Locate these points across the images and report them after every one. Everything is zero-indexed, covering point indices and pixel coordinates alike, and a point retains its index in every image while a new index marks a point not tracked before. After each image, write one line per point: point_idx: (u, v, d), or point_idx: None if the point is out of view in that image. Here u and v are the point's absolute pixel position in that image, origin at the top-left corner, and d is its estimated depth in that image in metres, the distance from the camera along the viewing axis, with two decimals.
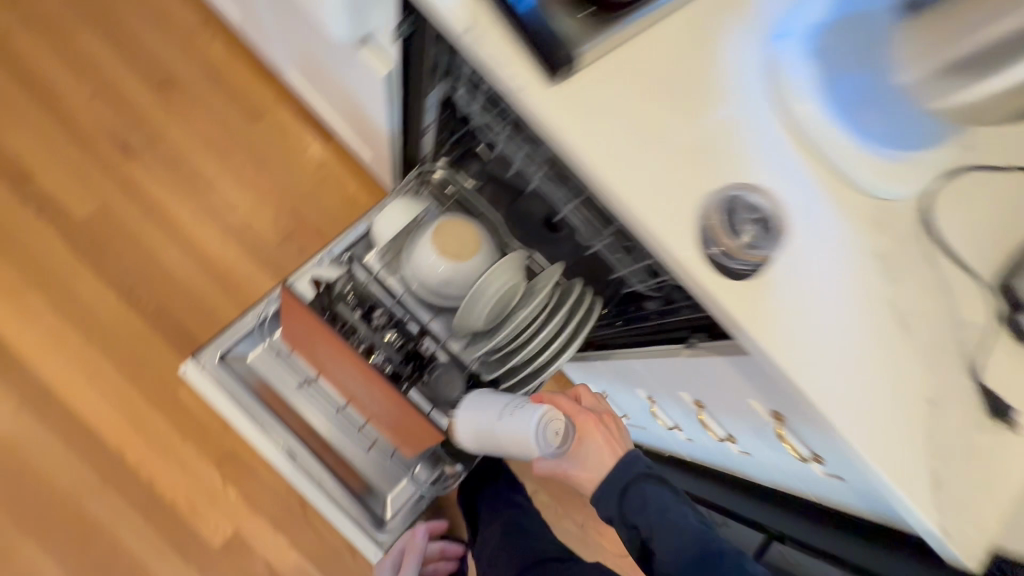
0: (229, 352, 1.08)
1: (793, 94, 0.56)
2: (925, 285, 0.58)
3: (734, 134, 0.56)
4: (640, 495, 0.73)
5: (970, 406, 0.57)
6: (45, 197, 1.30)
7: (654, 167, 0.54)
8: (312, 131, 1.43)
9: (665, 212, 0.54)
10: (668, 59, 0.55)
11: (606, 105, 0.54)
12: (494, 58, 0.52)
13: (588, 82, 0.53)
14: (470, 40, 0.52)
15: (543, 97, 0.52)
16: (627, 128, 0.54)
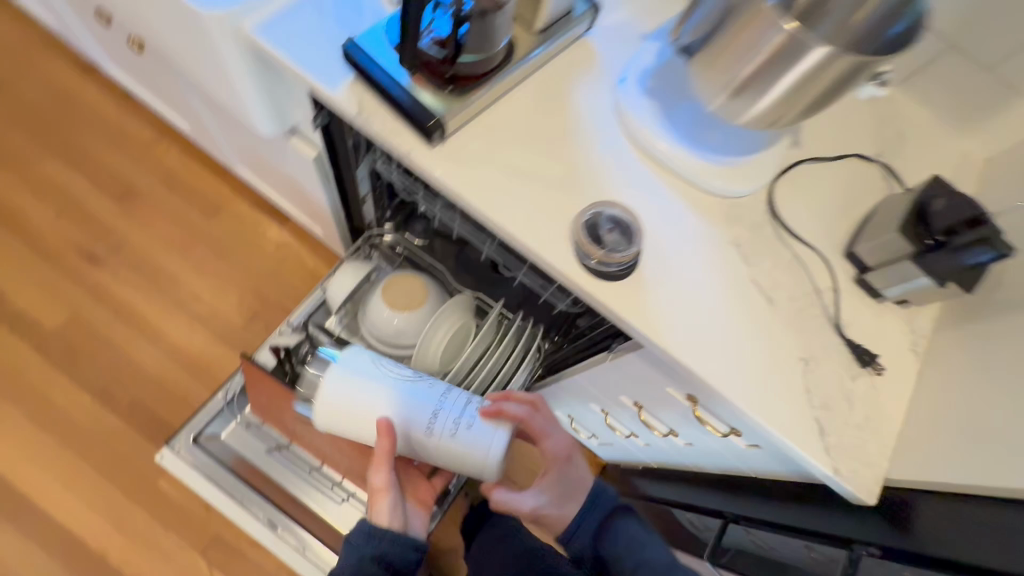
0: (202, 434, 1.12)
1: (638, 126, 0.69)
2: (781, 262, 0.68)
3: (594, 165, 0.67)
4: (621, 536, 0.76)
5: (841, 357, 0.65)
6: (17, 314, 1.37)
7: (532, 199, 0.64)
8: (268, 216, 1.54)
9: (546, 235, 0.63)
10: (533, 113, 0.68)
11: (482, 156, 0.65)
12: (383, 132, 0.63)
13: (465, 140, 0.65)
14: (361, 120, 0.63)
15: (428, 157, 0.63)
16: (503, 172, 0.65)
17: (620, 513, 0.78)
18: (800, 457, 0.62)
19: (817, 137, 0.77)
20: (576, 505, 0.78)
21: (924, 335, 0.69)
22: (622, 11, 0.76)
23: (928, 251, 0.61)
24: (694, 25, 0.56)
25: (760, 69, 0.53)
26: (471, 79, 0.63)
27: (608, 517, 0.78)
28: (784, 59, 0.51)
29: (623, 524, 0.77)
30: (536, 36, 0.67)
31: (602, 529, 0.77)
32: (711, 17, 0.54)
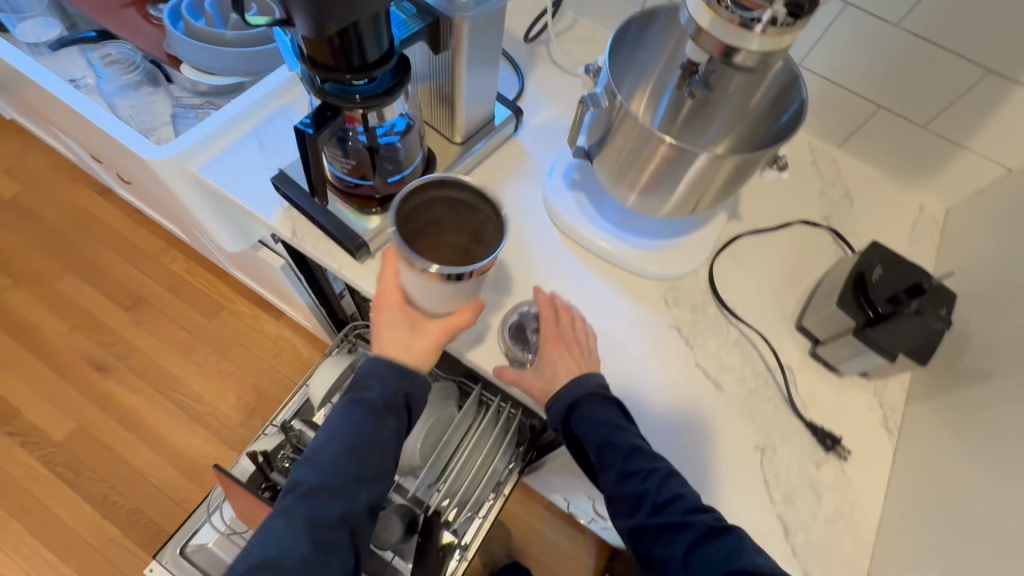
0: (189, 544, 1.09)
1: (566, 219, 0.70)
2: (727, 345, 0.66)
3: (524, 264, 0.69)
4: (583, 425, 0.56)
5: (803, 442, 0.61)
6: (26, 428, 1.42)
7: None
8: (266, 311, 1.60)
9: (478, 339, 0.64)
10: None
11: None
12: (317, 250, 0.66)
13: None
14: (297, 241, 0.67)
15: (358, 271, 0.65)
16: None
17: (584, 394, 0.57)
18: None
19: (756, 207, 0.76)
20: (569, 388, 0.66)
21: (896, 409, 0.64)
22: (548, 109, 0.81)
23: (871, 324, 0.58)
24: (588, 133, 0.58)
25: (655, 171, 0.54)
26: None
27: (574, 388, 0.57)
28: (674, 164, 0.51)
29: (589, 407, 0.56)
30: (458, 147, 0.71)
31: (567, 413, 0.57)
32: (600, 126, 0.55)
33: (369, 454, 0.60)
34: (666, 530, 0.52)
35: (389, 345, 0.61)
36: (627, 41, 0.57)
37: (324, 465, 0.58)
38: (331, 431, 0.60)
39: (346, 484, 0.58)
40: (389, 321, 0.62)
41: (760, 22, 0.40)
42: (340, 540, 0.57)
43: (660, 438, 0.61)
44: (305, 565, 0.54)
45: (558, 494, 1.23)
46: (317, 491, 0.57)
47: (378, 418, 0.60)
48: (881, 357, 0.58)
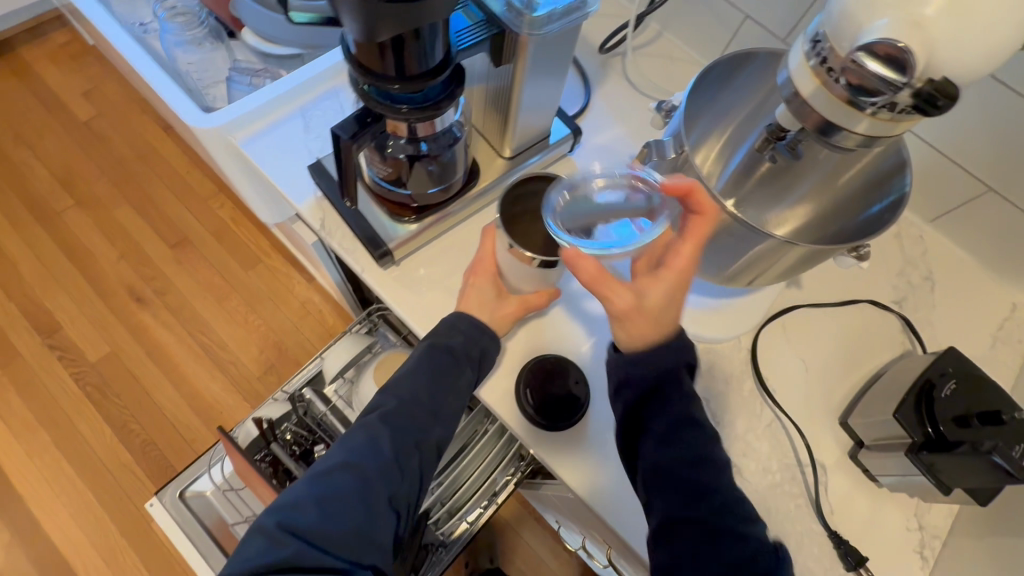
0: (188, 489, 1.14)
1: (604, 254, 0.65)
2: (757, 429, 0.60)
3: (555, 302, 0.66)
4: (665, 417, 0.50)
5: (823, 552, 0.55)
6: (66, 345, 1.50)
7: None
8: (299, 272, 1.62)
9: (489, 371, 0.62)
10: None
11: (435, 282, 0.64)
12: (342, 249, 0.64)
13: (422, 262, 0.65)
14: (324, 235, 0.64)
15: (380, 280, 0.63)
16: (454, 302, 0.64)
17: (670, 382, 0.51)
18: None
19: (820, 277, 0.69)
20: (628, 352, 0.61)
21: (936, 535, 0.57)
22: (611, 131, 0.74)
23: (929, 449, 0.51)
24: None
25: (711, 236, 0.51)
26: (438, 203, 0.62)
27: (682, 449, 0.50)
28: (731, 235, 0.48)
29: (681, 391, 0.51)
30: (506, 162, 0.66)
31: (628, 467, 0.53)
32: (661, 175, 0.52)
33: (447, 392, 0.58)
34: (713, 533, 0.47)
35: (473, 304, 0.60)
36: (709, 84, 0.52)
37: (408, 392, 0.57)
38: (414, 364, 0.58)
39: (424, 417, 0.57)
40: (477, 285, 0.61)
41: (875, 106, 0.35)
42: (413, 465, 0.56)
43: None
44: (384, 474, 0.53)
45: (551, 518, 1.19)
46: (398, 412, 0.56)
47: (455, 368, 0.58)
48: (933, 485, 0.52)
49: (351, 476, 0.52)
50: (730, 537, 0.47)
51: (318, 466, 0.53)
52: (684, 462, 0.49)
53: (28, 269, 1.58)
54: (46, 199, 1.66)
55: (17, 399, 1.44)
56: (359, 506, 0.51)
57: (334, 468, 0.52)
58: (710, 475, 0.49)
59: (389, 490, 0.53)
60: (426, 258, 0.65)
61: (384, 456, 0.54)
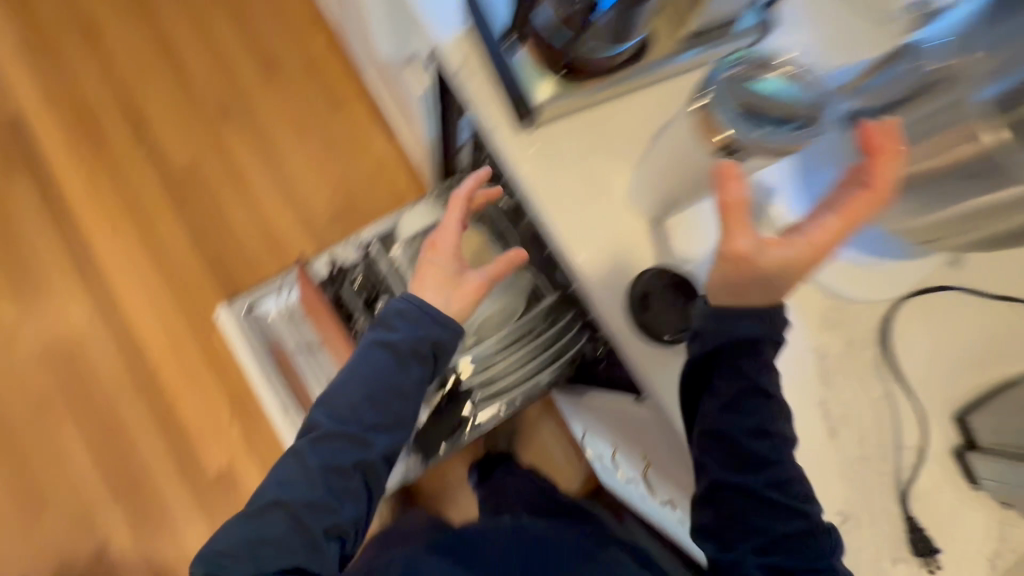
0: (255, 307, 1.22)
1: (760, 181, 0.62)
2: (868, 399, 0.56)
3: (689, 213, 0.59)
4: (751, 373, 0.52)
5: (891, 532, 0.54)
6: (153, 143, 1.52)
7: (586, 215, 0.58)
8: (381, 127, 1.57)
9: (603, 270, 0.57)
10: (643, 126, 0.59)
11: (569, 158, 0.58)
12: (476, 98, 0.58)
13: (558, 133, 0.58)
14: (462, 79, 0.58)
15: (513, 141, 0.58)
16: (584, 187, 0.58)
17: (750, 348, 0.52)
18: None
19: (991, 263, 0.60)
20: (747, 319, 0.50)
21: (1014, 549, 0.55)
22: (803, 34, 0.63)
23: None
24: (876, 89, 0.54)
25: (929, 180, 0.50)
26: (587, 70, 0.57)
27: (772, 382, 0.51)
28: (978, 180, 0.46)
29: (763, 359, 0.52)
30: (682, 41, 0.57)
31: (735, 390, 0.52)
32: (899, 88, 0.53)
33: (386, 402, 0.71)
34: (770, 504, 0.53)
35: (431, 278, 0.73)
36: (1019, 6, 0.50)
37: (344, 412, 0.70)
38: (353, 376, 0.71)
39: (361, 432, 0.70)
40: (435, 263, 0.73)
41: None
42: (353, 486, 0.70)
43: None
44: (312, 510, 0.67)
45: (580, 425, 1.23)
46: (332, 437, 0.69)
47: (404, 364, 0.71)
48: None
49: (283, 514, 0.66)
50: (787, 511, 0.52)
51: (259, 504, 0.67)
52: (746, 431, 0.53)
53: (124, 56, 1.56)
54: None
55: (105, 182, 1.50)
56: (294, 541, 0.65)
57: (269, 507, 0.66)
58: (772, 444, 0.53)
59: (321, 524, 0.67)
60: (565, 130, 0.58)
61: (314, 494, 0.68)
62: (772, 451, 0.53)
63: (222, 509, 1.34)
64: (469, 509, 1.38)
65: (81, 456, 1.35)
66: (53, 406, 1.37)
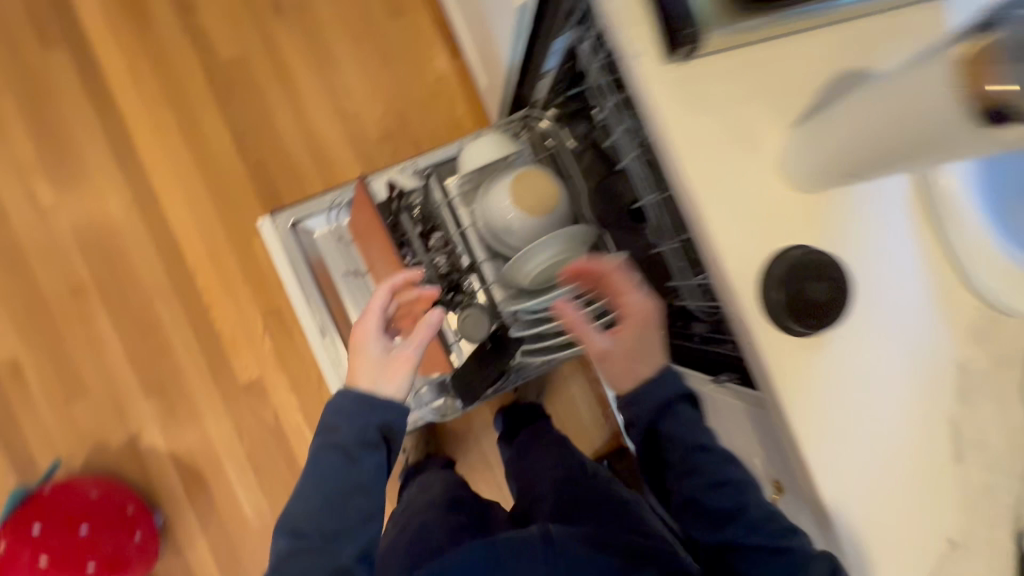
0: (301, 222, 1.16)
1: (940, 181, 0.53)
2: (995, 416, 0.54)
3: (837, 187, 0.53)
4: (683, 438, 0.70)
5: (993, 553, 0.54)
6: (198, 28, 1.41)
7: (731, 172, 0.50)
8: (443, 42, 1.43)
9: (737, 239, 0.50)
10: (808, 73, 0.51)
11: (720, 102, 0.50)
12: (620, 17, 0.49)
13: (710, 71, 0.49)
14: None
15: (657, 76, 0.49)
16: (732, 141, 0.50)
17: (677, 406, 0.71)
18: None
19: None
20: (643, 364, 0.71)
21: None
22: None
23: None
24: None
25: None
26: None
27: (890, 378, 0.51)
28: None
29: (682, 413, 0.71)
30: None
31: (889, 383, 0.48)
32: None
33: (346, 498, 0.68)
34: (758, 548, 0.65)
35: (361, 374, 0.73)
36: None
37: (308, 524, 0.67)
38: (307, 486, 0.68)
39: (325, 543, 0.66)
40: (360, 354, 0.75)
41: None
42: None
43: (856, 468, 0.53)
44: None
45: None
46: (298, 552, 0.65)
47: (353, 458, 0.69)
48: None
49: None
50: (774, 550, 0.64)
51: None
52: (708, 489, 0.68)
53: None
54: None
55: (147, 67, 1.40)
56: None
57: None
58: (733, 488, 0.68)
59: None
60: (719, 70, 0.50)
61: None
62: (730, 501, 0.67)
63: (250, 418, 1.36)
64: (491, 452, 1.38)
65: (115, 348, 1.35)
66: (89, 295, 1.36)
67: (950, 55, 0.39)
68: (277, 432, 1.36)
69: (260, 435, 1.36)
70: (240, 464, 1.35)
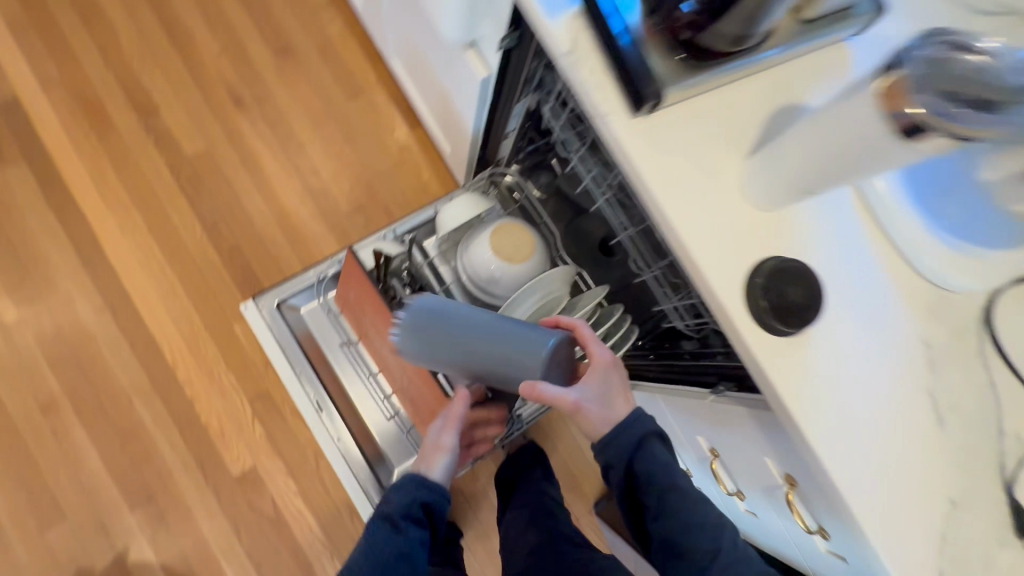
0: (286, 301, 1.19)
1: (877, 186, 0.56)
2: (968, 384, 0.57)
3: (802, 225, 0.56)
4: (660, 464, 0.76)
5: (994, 519, 0.55)
6: (161, 130, 1.44)
7: (710, 224, 0.55)
8: (402, 116, 1.51)
9: (727, 280, 0.54)
10: (748, 125, 0.56)
11: (687, 172, 0.55)
12: (598, 111, 0.55)
13: (673, 135, 0.55)
14: (579, 85, 0.55)
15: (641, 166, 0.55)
16: (714, 213, 0.55)
17: (642, 458, 0.76)
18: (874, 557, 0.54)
19: None
20: (619, 408, 0.77)
21: None
22: (905, 25, 0.57)
23: None
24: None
25: None
26: (719, 52, 0.52)
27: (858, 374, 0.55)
28: None
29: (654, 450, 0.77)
30: (734, 45, 0.51)
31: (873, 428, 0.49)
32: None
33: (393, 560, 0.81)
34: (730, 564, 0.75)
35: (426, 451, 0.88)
36: None
37: None
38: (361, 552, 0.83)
39: None
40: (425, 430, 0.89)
41: None
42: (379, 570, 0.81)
43: (853, 459, 0.55)
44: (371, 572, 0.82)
45: None
46: None
47: (399, 532, 0.82)
48: None
49: None
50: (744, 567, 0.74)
51: None
52: (676, 499, 0.75)
53: (130, 40, 1.47)
54: None
55: (110, 173, 1.41)
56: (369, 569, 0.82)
57: None
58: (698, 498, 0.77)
59: None
60: (671, 142, 0.55)
61: None
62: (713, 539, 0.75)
63: (247, 512, 1.30)
64: None
65: (94, 461, 1.28)
66: (63, 409, 1.30)
67: (872, 90, 0.43)
68: (277, 522, 1.30)
69: (259, 528, 1.30)
70: (240, 563, 1.28)
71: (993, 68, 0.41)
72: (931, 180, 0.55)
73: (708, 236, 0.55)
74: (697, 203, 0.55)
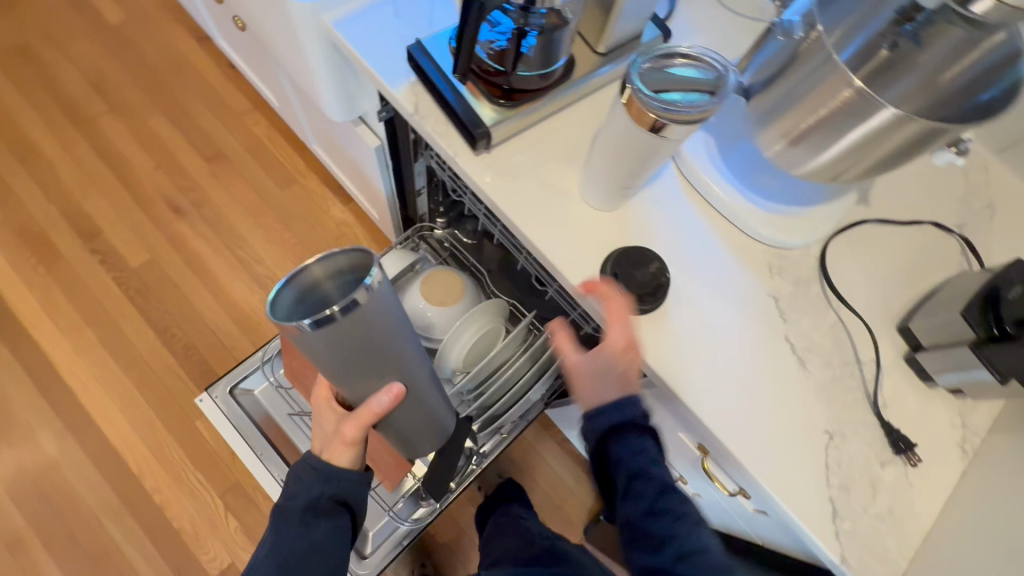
0: (238, 386, 1.21)
1: (701, 173, 0.65)
2: (820, 325, 0.64)
3: (643, 218, 0.65)
4: (632, 452, 0.64)
5: (874, 439, 0.60)
6: (107, 249, 1.51)
7: (563, 230, 0.63)
8: (336, 194, 1.61)
9: (585, 274, 0.62)
10: (578, 146, 0.66)
11: (533, 190, 0.64)
12: (449, 153, 0.64)
13: (516, 163, 0.65)
14: (429, 135, 0.65)
15: (493, 192, 0.63)
16: (563, 221, 0.63)
17: (614, 438, 0.65)
18: (775, 502, 0.58)
19: (890, 196, 0.70)
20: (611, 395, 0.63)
21: (977, 433, 0.62)
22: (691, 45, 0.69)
23: (993, 342, 0.54)
24: (760, 66, 0.56)
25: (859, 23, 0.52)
26: (531, 91, 0.62)
27: (720, 336, 0.62)
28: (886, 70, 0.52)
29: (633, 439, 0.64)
30: (542, 80, 0.61)
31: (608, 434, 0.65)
32: (782, 56, 0.53)
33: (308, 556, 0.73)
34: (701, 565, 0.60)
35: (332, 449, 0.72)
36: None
37: None
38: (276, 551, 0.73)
39: None
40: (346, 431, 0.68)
41: None
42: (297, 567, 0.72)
43: (736, 412, 0.60)
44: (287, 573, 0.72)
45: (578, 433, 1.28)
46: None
47: (308, 523, 0.72)
48: (993, 376, 0.55)
49: None
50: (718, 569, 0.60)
51: None
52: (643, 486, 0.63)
53: (69, 173, 1.57)
54: (81, 103, 1.64)
55: (60, 298, 1.46)
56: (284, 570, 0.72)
57: None
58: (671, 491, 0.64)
59: None
60: (514, 168, 0.64)
61: None
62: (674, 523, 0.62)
63: None
64: None
65: None
66: (31, 541, 1.28)
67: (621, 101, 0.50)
68: None
69: None
70: None
71: (704, 63, 0.48)
72: (743, 157, 0.63)
73: (562, 240, 0.63)
74: (547, 214, 0.63)
